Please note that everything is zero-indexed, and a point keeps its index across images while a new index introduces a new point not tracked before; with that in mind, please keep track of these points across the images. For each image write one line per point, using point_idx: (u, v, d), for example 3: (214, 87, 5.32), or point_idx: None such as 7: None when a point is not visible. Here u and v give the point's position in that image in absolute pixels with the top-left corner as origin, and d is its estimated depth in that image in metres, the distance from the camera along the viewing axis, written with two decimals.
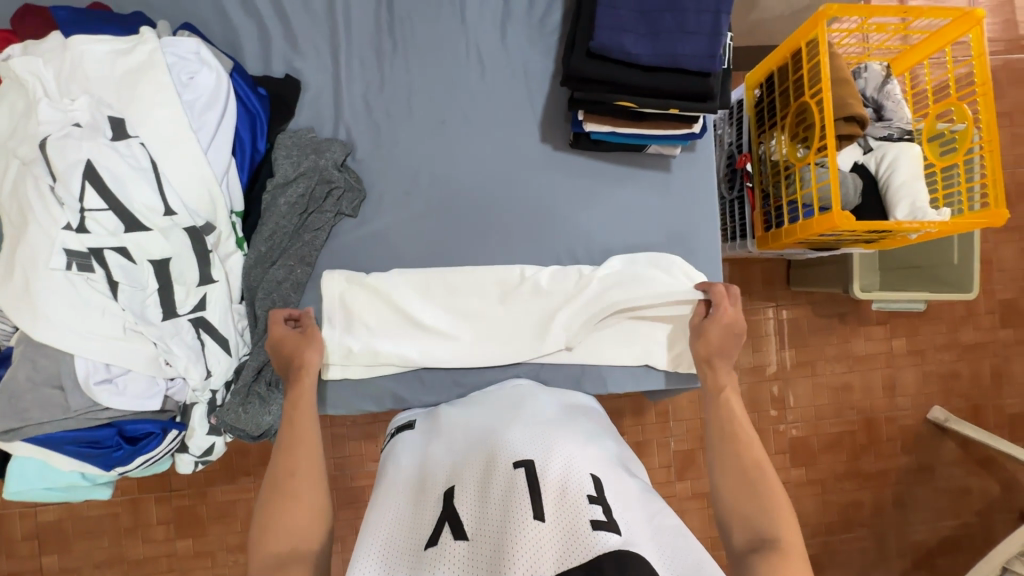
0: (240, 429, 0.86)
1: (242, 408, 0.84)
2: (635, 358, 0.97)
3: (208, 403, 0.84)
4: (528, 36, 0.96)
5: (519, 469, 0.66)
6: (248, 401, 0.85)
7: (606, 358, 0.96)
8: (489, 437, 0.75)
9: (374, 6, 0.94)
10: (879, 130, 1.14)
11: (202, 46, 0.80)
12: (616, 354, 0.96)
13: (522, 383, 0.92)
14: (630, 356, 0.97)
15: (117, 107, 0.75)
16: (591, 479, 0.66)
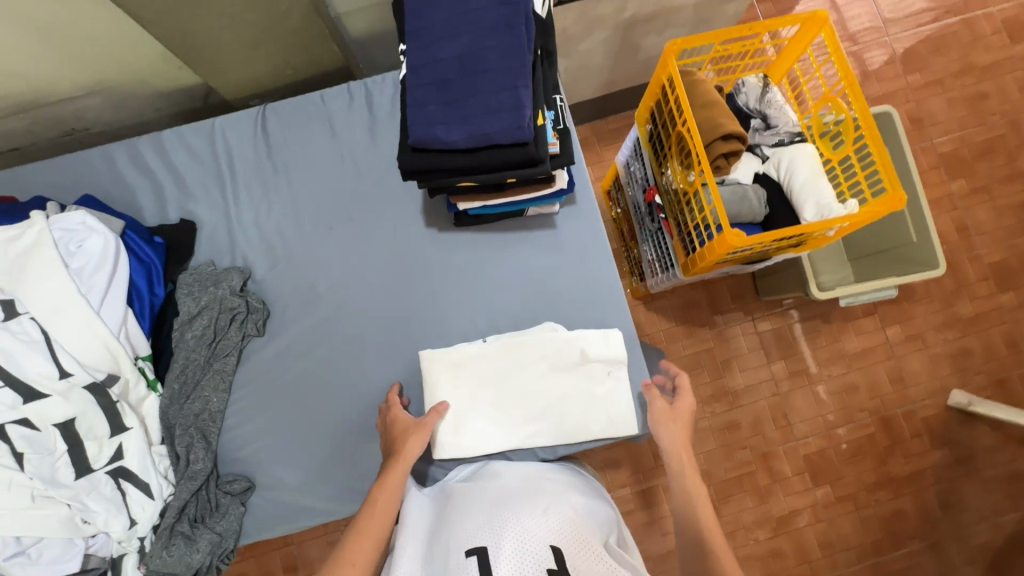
0: (170, 571, 0.85)
1: (166, 551, 0.85)
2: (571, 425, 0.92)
3: (136, 552, 0.85)
4: (396, 133, 1.01)
5: (472, 557, 0.63)
6: (172, 542, 0.86)
7: (543, 430, 0.92)
8: (443, 525, 0.72)
9: (252, 139, 1.02)
10: (770, 138, 1.15)
11: (87, 215, 0.88)
12: (552, 424, 0.92)
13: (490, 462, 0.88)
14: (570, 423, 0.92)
15: (8, 289, 0.81)
16: (551, 549, 0.63)
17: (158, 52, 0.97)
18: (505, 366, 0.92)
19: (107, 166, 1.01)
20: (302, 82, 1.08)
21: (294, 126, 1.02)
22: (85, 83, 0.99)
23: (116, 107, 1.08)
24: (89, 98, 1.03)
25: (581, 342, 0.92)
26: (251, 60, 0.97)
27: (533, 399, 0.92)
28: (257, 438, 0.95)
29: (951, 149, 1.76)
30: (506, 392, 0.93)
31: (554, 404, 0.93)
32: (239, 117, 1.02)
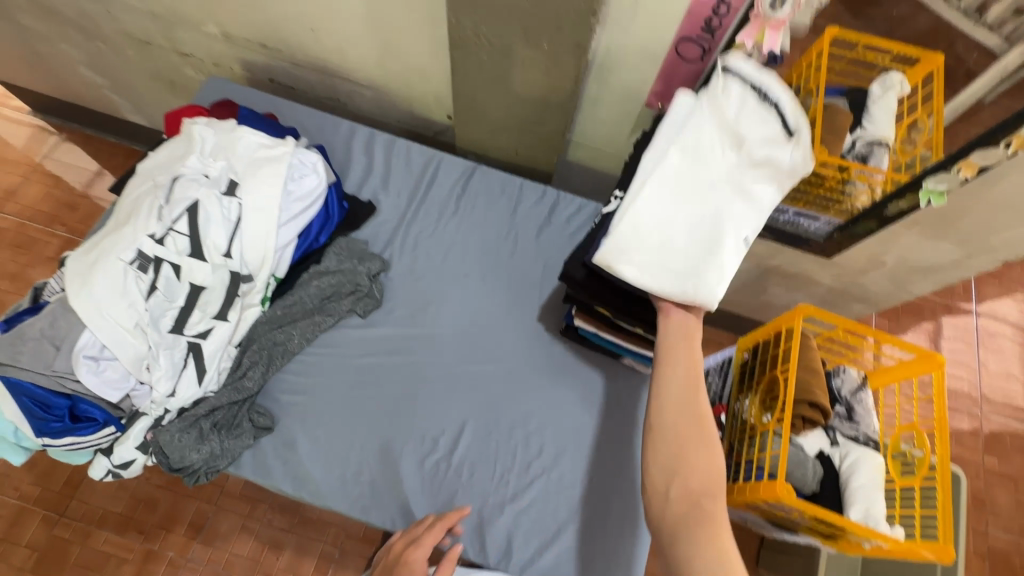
0: (168, 454, 0.90)
1: (178, 435, 0.90)
2: (670, 277, 0.83)
3: (153, 419, 0.90)
4: (557, 240, 1.19)
5: None
6: (187, 431, 0.91)
7: (716, 184, 0.86)
8: None
9: (454, 180, 1.22)
10: (847, 429, 1.21)
11: (319, 161, 1.07)
12: (655, 269, 0.83)
13: (692, 122, 0.87)
14: (709, 202, 0.86)
15: (239, 175, 0.99)
16: None
17: (436, 92, 1.23)
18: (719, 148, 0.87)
19: (346, 136, 1.25)
20: (511, 165, 1.30)
21: (489, 189, 1.22)
22: (376, 80, 1.26)
23: (377, 103, 1.34)
24: (366, 89, 1.30)
25: (750, 236, 0.87)
26: (494, 134, 1.20)
27: (712, 179, 0.86)
28: (298, 394, 1.02)
29: (1002, 548, 1.68)
30: (664, 204, 0.85)
31: (677, 261, 0.84)
32: (455, 162, 1.23)
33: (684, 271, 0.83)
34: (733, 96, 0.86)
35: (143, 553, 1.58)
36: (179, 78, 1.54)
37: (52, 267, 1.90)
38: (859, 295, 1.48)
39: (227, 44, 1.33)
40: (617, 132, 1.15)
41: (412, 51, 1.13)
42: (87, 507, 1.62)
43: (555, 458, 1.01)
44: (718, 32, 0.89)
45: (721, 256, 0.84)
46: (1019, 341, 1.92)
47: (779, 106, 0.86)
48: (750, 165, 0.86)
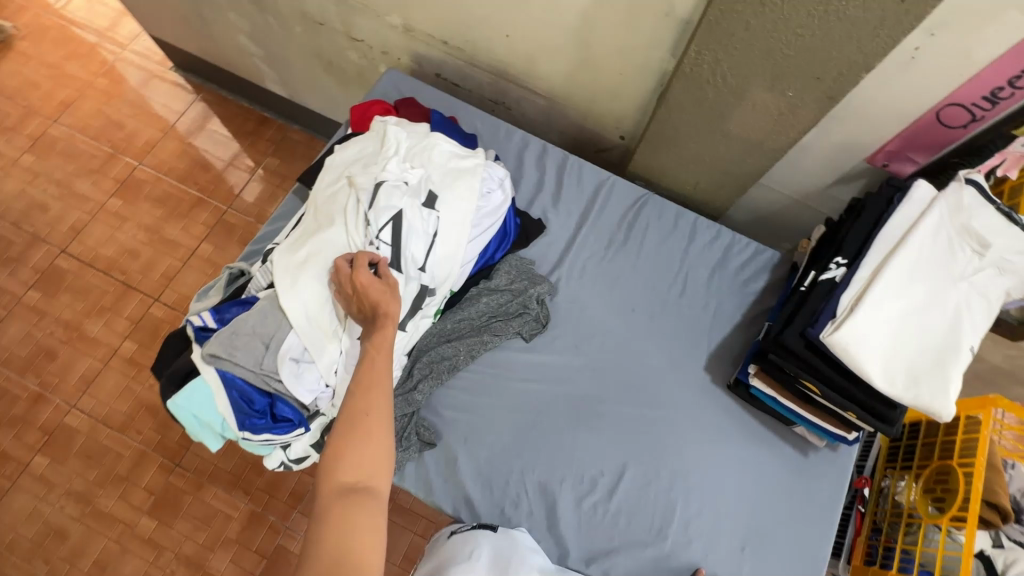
0: None
1: None
2: (901, 372, 0.76)
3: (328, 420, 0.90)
4: (731, 285, 1.12)
5: None
6: None
7: (957, 287, 0.78)
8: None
9: (626, 207, 1.17)
10: (1018, 533, 1.11)
11: (506, 178, 1.05)
12: (887, 361, 0.77)
13: (928, 223, 0.81)
14: (942, 296, 0.78)
15: (436, 186, 0.98)
16: None
17: (619, 112, 1.18)
18: (957, 246, 0.80)
19: (519, 147, 1.21)
20: (679, 196, 1.24)
21: (662, 221, 1.16)
22: (555, 92, 1.22)
23: (545, 113, 1.30)
24: (541, 98, 1.26)
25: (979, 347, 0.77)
26: (678, 167, 1.14)
27: (951, 281, 0.79)
28: (463, 412, 1.02)
29: None
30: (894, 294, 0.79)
31: (908, 354, 0.76)
32: (628, 188, 1.18)
33: (920, 369, 0.76)
34: (978, 202, 0.80)
35: (247, 512, 1.65)
36: (340, 61, 1.54)
37: (182, 223, 1.97)
38: None
39: (404, 35, 1.30)
40: (815, 182, 1.06)
41: (612, 71, 1.08)
42: (200, 460, 1.71)
43: (715, 519, 0.97)
44: (1002, 103, 0.79)
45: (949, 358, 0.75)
46: None
47: None
48: (997, 273, 0.79)
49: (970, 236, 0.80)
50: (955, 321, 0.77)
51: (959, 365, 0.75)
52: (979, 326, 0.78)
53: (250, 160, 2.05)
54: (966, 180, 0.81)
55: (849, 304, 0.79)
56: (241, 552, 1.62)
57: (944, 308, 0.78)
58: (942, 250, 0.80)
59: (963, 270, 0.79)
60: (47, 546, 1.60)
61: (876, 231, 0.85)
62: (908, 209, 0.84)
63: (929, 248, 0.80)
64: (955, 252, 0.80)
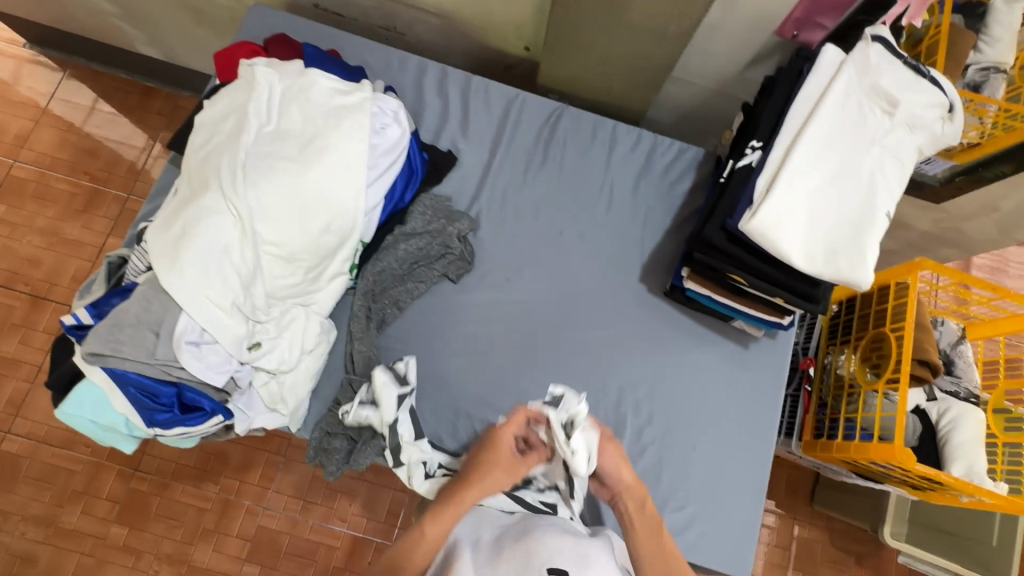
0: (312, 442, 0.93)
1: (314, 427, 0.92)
2: (823, 248, 0.74)
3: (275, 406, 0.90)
4: (658, 190, 1.08)
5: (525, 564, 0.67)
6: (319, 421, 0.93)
7: (870, 151, 0.76)
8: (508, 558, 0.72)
9: (540, 124, 1.09)
10: (947, 384, 1.18)
11: (401, 109, 0.95)
12: (808, 239, 0.74)
13: (839, 87, 0.77)
14: (857, 163, 0.76)
15: (319, 129, 0.88)
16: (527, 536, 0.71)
17: (517, 20, 1.07)
18: (868, 108, 0.77)
19: (416, 74, 1.10)
20: (596, 105, 1.17)
21: (579, 134, 1.09)
22: (444, 6, 1.10)
23: (441, 34, 1.18)
24: (433, 16, 1.14)
25: (895, 210, 0.76)
26: (590, 71, 1.06)
27: (864, 146, 0.76)
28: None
29: None
30: (810, 168, 0.75)
31: (828, 228, 0.74)
32: (540, 103, 1.10)
33: (839, 241, 0.74)
34: (886, 58, 0.77)
35: (220, 501, 1.62)
36: (206, 7, 1.35)
37: (82, 220, 1.79)
38: (956, 240, 1.39)
39: None
40: (729, 65, 1.00)
41: None
42: (159, 461, 1.65)
43: (665, 424, 0.98)
44: None
45: (866, 225, 0.74)
46: None
47: (935, 75, 0.77)
48: (907, 132, 0.77)
49: (882, 95, 0.76)
50: (870, 186, 0.75)
51: (876, 231, 0.74)
52: (893, 189, 0.76)
53: (141, 138, 1.85)
54: (871, 38, 0.77)
55: (766, 187, 0.75)
56: (223, 540, 1.61)
57: (859, 175, 0.75)
58: (856, 113, 0.77)
59: (876, 132, 0.76)
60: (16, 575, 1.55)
61: (788, 105, 0.80)
62: (820, 75, 0.79)
63: (843, 114, 0.77)
64: (867, 115, 0.77)
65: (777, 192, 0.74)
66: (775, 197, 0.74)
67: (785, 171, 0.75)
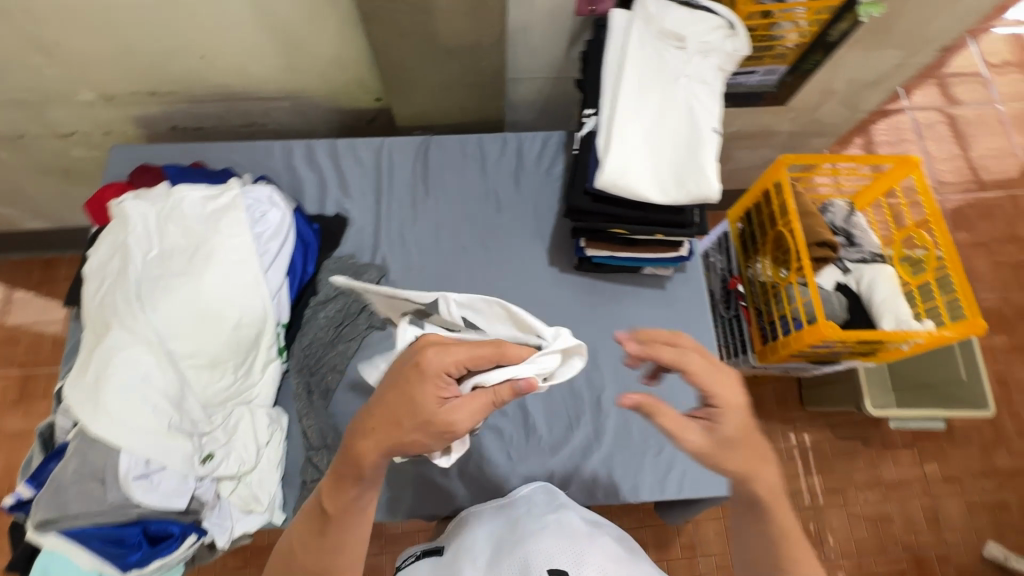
0: None
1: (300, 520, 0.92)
2: (672, 177, 0.82)
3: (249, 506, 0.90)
4: (536, 180, 1.15)
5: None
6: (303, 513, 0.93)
7: (680, 84, 0.85)
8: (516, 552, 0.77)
9: (412, 161, 1.16)
10: (853, 254, 1.27)
11: (274, 193, 1.00)
12: (655, 174, 0.82)
13: (634, 38, 0.86)
14: (674, 97, 0.85)
15: (202, 237, 0.92)
16: (555, 549, 0.74)
17: (356, 77, 1.14)
18: (665, 49, 0.87)
19: (284, 157, 1.15)
20: (458, 126, 1.24)
21: (450, 156, 1.16)
22: (288, 88, 1.16)
23: (298, 113, 1.24)
24: (282, 101, 1.20)
25: (720, 124, 0.85)
26: (438, 99, 1.14)
27: (673, 81, 0.85)
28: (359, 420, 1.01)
29: (994, 307, 1.92)
30: (637, 114, 0.83)
31: (668, 159, 0.83)
32: (405, 142, 1.17)
33: (682, 166, 0.82)
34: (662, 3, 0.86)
35: None
36: (70, 163, 1.37)
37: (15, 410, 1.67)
38: (818, 129, 1.52)
39: (110, 105, 1.17)
40: (553, 53, 1.10)
41: (322, 42, 1.04)
42: None
43: (620, 382, 1.03)
44: None
45: (699, 144, 0.82)
46: (951, 123, 2.11)
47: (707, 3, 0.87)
48: (703, 56, 0.87)
49: (672, 34, 0.86)
50: (690, 111, 0.84)
51: (708, 146, 0.83)
52: (711, 106, 0.85)
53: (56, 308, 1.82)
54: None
55: (606, 143, 0.83)
56: None
57: (678, 106, 0.84)
58: (656, 57, 0.86)
59: (678, 66, 0.86)
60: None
61: (603, 67, 0.89)
62: (617, 34, 0.87)
63: (647, 61, 0.86)
64: (666, 55, 0.86)
65: (615, 144, 0.82)
66: (615, 149, 0.81)
67: (617, 124, 0.83)
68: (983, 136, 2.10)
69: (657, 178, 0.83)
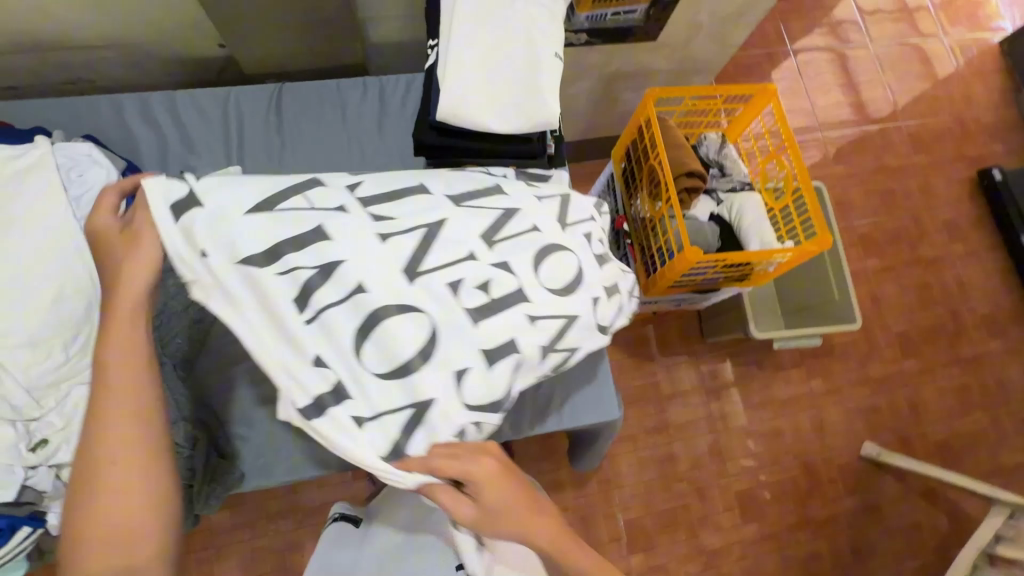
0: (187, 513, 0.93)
1: None
2: (514, 105, 0.80)
3: None
4: (403, 125, 1.10)
5: None
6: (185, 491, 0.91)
7: (516, 7, 0.82)
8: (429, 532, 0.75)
9: (265, 112, 1.07)
10: (725, 184, 1.33)
11: (95, 149, 0.90)
12: (494, 104, 0.79)
13: None
14: (512, 20, 0.81)
15: (2, 204, 0.81)
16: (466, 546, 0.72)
17: (188, 20, 1.03)
18: None
19: (114, 114, 1.03)
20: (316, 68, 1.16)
21: (305, 104, 1.08)
22: (108, 35, 1.03)
23: (130, 64, 1.11)
24: (105, 50, 1.06)
25: (559, 48, 0.83)
26: (283, 39, 1.05)
27: (508, 3, 0.82)
28: (257, 385, 0.96)
29: (866, 231, 2.09)
30: (473, 41, 0.80)
31: (508, 87, 0.80)
32: (254, 90, 1.08)
33: (521, 94, 0.80)
34: None
35: None
36: None
37: None
38: (696, 65, 1.54)
39: None
40: None
41: None
42: None
43: None
44: None
45: (538, 69, 0.80)
46: (829, 61, 2.22)
47: None
48: None
49: None
50: (529, 36, 0.81)
51: (547, 70, 0.81)
52: (550, 31, 0.83)
53: None
54: None
55: (441, 73, 0.79)
56: None
57: (516, 30, 0.81)
58: None
59: None
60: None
61: None
62: None
63: None
64: None
65: (451, 75, 0.78)
66: (449, 79, 0.78)
67: (453, 52, 0.79)
68: (857, 71, 2.24)
69: (498, 108, 0.79)
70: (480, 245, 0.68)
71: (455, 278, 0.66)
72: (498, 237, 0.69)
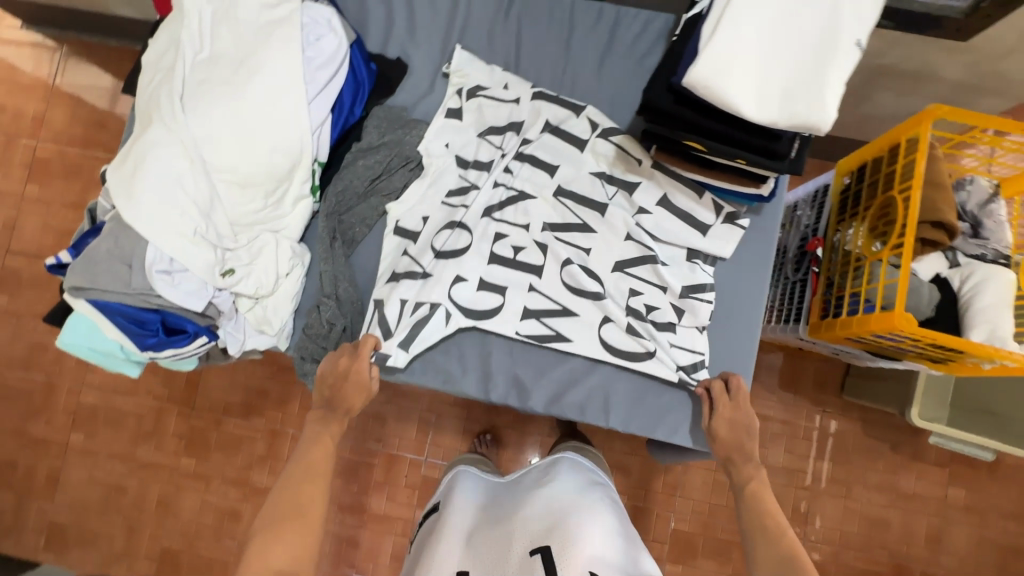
0: (310, 382, 0.96)
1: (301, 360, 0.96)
2: (780, 91, 0.66)
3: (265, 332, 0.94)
4: (623, 71, 1.00)
5: (536, 554, 0.73)
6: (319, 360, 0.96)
7: None
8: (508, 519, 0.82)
9: (491, 17, 1.03)
10: (972, 247, 1.06)
11: (334, 17, 0.94)
12: (760, 84, 0.67)
13: None
14: None
15: (252, 49, 0.88)
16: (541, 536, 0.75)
17: None
18: None
19: None
20: None
21: (533, 20, 1.02)
22: None
23: None
24: None
25: (863, 39, 0.67)
26: None
27: None
28: None
29: None
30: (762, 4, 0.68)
31: (783, 70, 0.67)
32: None
33: (797, 81, 0.66)
34: None
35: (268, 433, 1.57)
36: None
37: (68, 183, 1.60)
38: (996, 87, 1.20)
39: None
40: None
41: None
42: (211, 400, 1.60)
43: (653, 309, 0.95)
44: None
45: (829, 57, 0.66)
46: None
47: None
48: None
49: None
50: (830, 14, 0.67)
51: (839, 61, 0.66)
52: (859, 15, 0.68)
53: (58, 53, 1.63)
54: None
55: (711, 30, 0.68)
56: (277, 465, 1.56)
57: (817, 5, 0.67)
58: None
59: None
60: (99, 539, 1.57)
61: None
62: None
63: None
64: None
65: (722, 35, 0.67)
66: (720, 38, 0.67)
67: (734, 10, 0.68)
68: None
69: (763, 90, 0.67)
70: (538, 225, 0.98)
71: (499, 234, 0.97)
72: (557, 234, 0.97)
